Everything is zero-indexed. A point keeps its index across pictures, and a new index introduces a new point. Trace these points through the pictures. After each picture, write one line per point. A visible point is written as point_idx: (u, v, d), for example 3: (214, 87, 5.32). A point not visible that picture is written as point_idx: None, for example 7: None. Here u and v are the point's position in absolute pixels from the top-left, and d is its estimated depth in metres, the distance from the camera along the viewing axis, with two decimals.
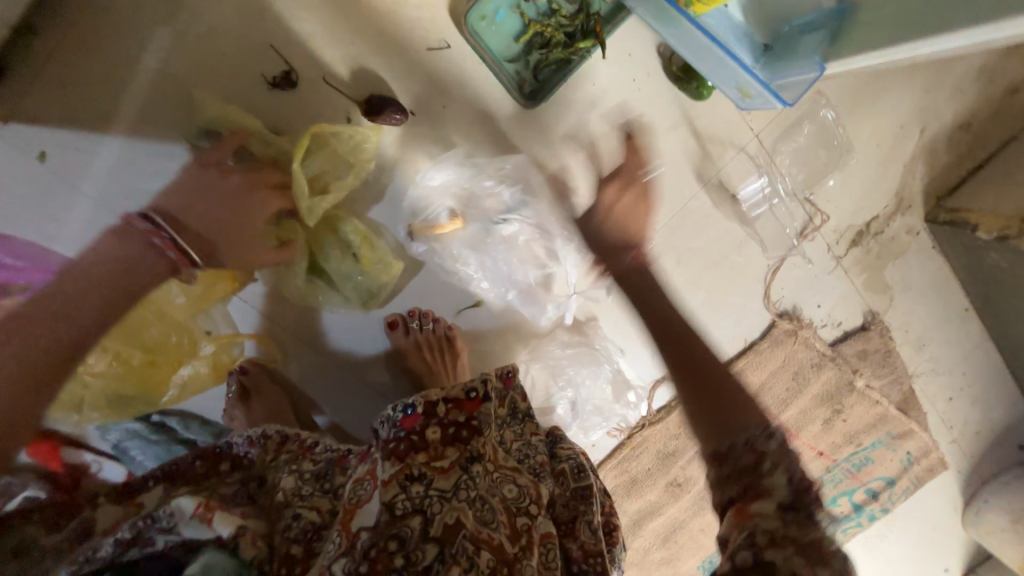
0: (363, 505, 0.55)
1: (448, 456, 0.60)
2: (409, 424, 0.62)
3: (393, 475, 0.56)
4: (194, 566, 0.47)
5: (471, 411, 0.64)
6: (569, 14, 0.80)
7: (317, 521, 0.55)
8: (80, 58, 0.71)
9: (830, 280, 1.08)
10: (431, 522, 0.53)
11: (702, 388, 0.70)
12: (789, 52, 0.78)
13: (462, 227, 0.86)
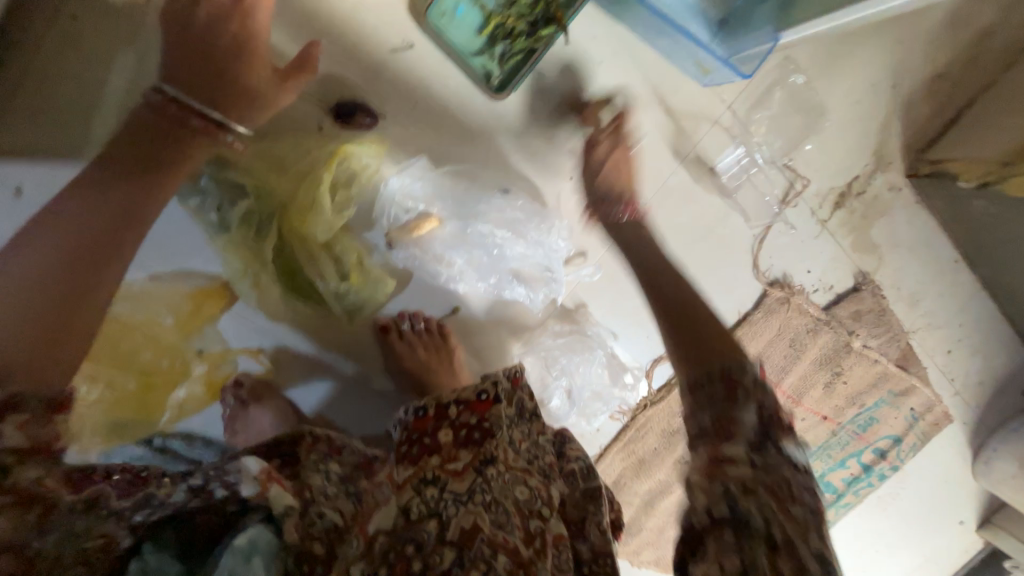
0: (380, 507, 0.57)
1: (461, 458, 0.62)
2: (421, 425, 0.66)
3: (409, 479, 0.60)
4: (242, 539, 0.49)
5: (479, 412, 0.65)
6: (529, 3, 0.80)
7: (341, 523, 0.55)
8: (47, 92, 0.71)
9: (817, 245, 1.08)
10: (447, 525, 0.56)
11: (683, 317, 0.68)
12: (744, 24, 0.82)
13: (441, 226, 0.86)
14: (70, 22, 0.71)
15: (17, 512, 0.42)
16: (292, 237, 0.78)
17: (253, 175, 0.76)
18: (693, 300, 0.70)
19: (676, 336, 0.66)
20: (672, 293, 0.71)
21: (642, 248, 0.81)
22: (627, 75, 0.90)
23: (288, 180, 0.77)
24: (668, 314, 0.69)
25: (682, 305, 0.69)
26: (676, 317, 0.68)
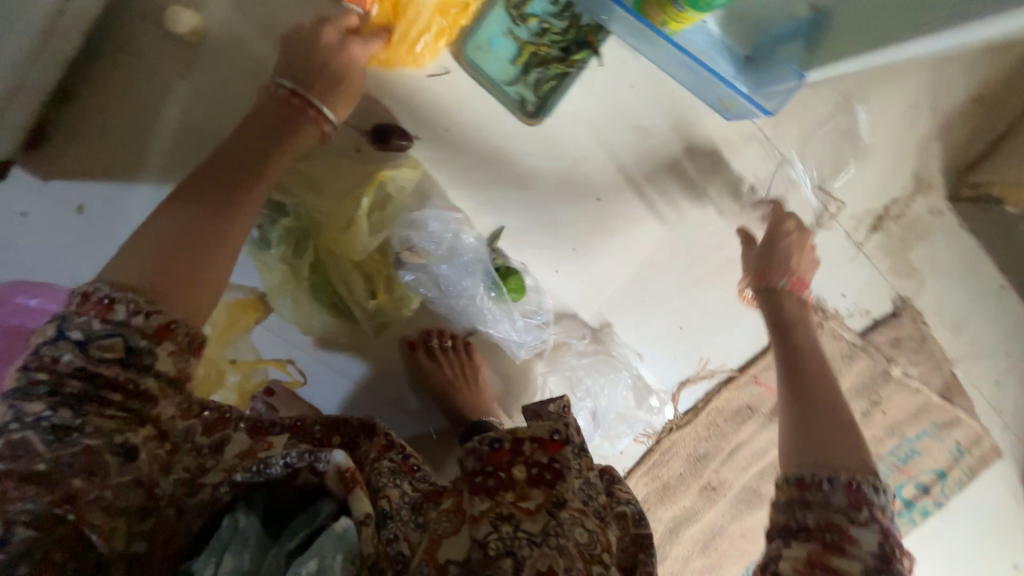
0: (453, 534, 0.51)
1: (534, 497, 0.54)
2: (496, 458, 0.55)
3: (484, 516, 0.51)
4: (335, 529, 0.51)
5: (555, 454, 0.56)
6: (560, 30, 0.84)
7: (406, 555, 0.50)
8: (111, 116, 0.77)
9: (852, 269, 1.05)
10: (523, 568, 0.48)
11: (810, 410, 0.70)
12: (768, 62, 0.85)
13: (464, 251, 0.86)
14: (133, 53, 0.76)
15: (152, 445, 0.47)
16: (326, 254, 0.81)
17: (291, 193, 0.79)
18: (836, 401, 0.71)
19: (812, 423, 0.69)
20: (810, 387, 0.73)
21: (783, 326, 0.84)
22: (658, 99, 0.91)
23: (326, 199, 0.80)
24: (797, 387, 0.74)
25: (826, 398, 0.72)
26: (812, 408, 0.71)
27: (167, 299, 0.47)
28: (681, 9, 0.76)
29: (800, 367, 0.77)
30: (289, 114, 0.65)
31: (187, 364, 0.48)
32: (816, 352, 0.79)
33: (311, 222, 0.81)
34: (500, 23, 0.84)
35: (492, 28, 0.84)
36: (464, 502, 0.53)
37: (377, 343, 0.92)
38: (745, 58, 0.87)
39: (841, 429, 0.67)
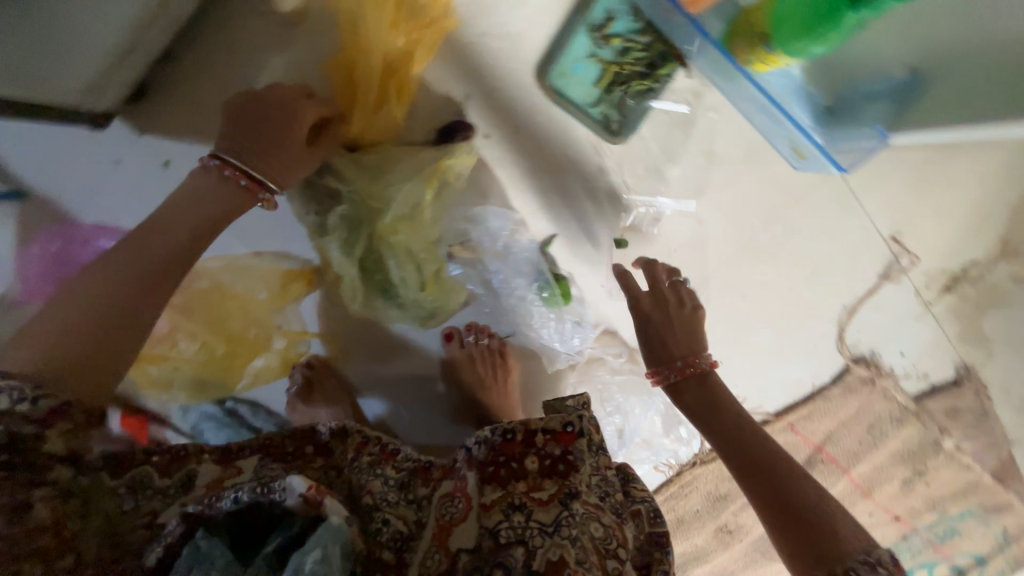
0: (462, 521, 0.55)
1: (547, 487, 0.56)
2: (509, 450, 0.58)
3: (497, 503, 0.55)
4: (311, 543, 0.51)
5: (569, 447, 0.58)
6: (644, 47, 0.81)
7: (406, 531, 0.58)
8: (209, 82, 0.81)
9: (915, 328, 0.99)
10: (534, 555, 0.51)
11: (775, 502, 0.63)
12: (851, 118, 0.80)
13: (508, 254, 0.88)
14: (236, 25, 0.80)
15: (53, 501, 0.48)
16: (377, 241, 0.80)
17: (352, 171, 0.78)
18: (826, 512, 0.62)
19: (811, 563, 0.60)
20: (791, 511, 0.62)
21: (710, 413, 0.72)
22: (737, 128, 0.89)
23: (382, 185, 0.78)
24: (759, 475, 0.66)
25: (806, 528, 0.61)
26: (807, 535, 0.61)
27: (69, 380, 0.51)
28: (771, 51, 0.73)
29: (771, 487, 0.64)
30: (219, 192, 0.63)
31: (81, 439, 0.50)
32: (773, 455, 0.67)
33: (364, 209, 0.79)
34: (582, 45, 0.82)
35: (574, 54, 0.82)
36: (466, 488, 0.57)
37: (416, 332, 0.93)
38: (825, 109, 0.82)
39: (807, 508, 0.62)
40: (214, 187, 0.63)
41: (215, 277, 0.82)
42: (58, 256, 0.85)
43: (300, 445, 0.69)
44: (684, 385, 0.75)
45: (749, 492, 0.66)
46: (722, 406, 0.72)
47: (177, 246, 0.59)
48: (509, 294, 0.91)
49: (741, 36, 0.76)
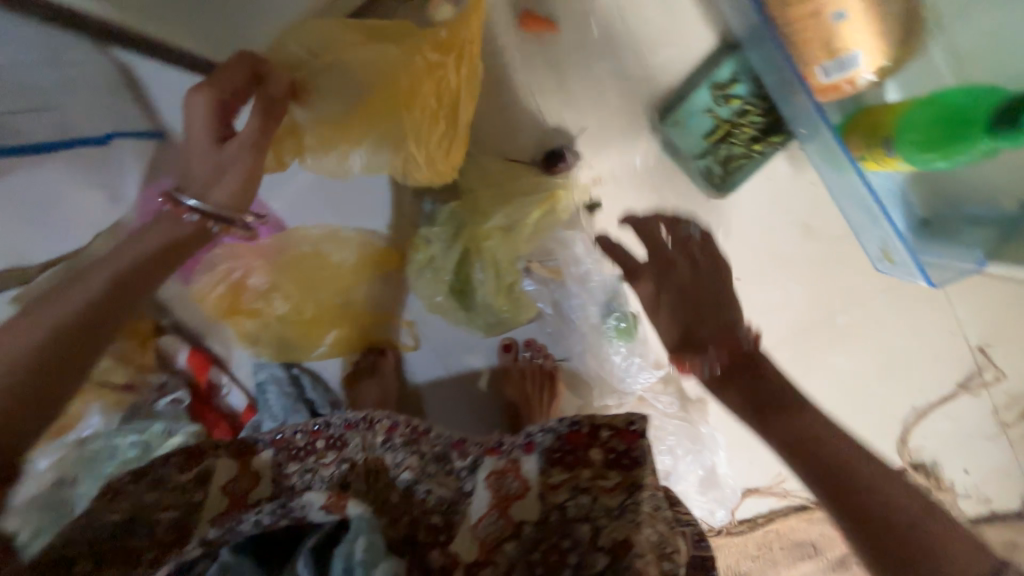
0: (521, 496, 0.55)
1: (612, 476, 0.53)
2: (574, 440, 0.56)
3: (563, 483, 0.54)
4: (363, 539, 0.50)
5: (632, 445, 0.54)
6: (762, 111, 0.83)
7: (449, 496, 0.59)
8: None
9: (986, 447, 0.94)
10: (601, 533, 0.48)
11: (857, 517, 0.49)
12: (948, 235, 0.79)
13: (587, 281, 0.89)
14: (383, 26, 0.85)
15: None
16: (469, 244, 0.87)
17: (466, 179, 0.87)
18: (916, 523, 0.48)
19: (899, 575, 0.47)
20: (869, 512, 0.49)
21: (768, 411, 0.57)
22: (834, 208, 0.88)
23: (493, 198, 0.86)
24: (835, 490, 0.51)
25: (892, 537, 0.48)
26: (895, 546, 0.47)
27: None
28: (890, 154, 0.74)
29: (830, 471, 0.51)
30: (169, 231, 0.65)
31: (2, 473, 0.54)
32: (843, 454, 0.52)
33: (466, 211, 0.87)
34: (702, 99, 0.83)
35: (693, 106, 0.84)
36: (523, 464, 0.57)
37: (476, 338, 0.96)
38: (920, 220, 0.82)
39: (903, 528, 0.48)
40: (166, 227, 0.65)
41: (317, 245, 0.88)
42: None
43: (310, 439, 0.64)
44: (731, 372, 0.60)
45: (807, 479, 0.53)
46: (773, 392, 0.58)
47: (107, 287, 0.60)
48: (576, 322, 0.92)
49: (856, 132, 0.77)
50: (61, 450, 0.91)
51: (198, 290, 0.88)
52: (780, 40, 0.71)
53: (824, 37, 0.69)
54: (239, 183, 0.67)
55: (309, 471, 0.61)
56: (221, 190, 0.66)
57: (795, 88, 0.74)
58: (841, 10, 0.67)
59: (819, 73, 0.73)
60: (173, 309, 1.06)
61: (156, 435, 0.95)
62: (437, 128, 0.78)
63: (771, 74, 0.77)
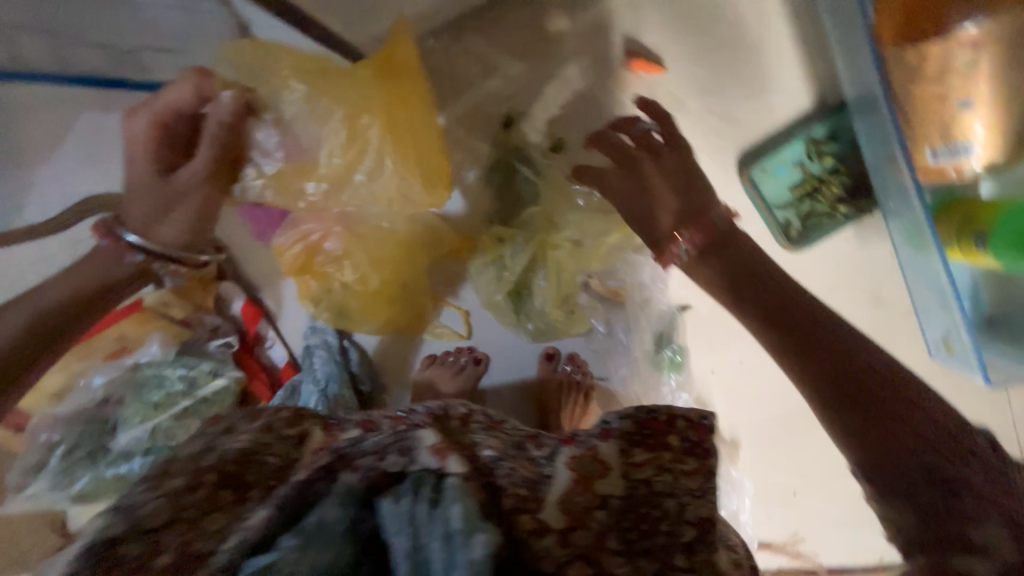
0: (603, 474, 0.44)
1: (690, 462, 0.45)
2: (654, 424, 0.46)
3: (649, 462, 0.44)
4: (457, 506, 0.43)
5: (706, 437, 0.45)
6: (852, 174, 0.83)
7: (531, 476, 0.47)
8: (454, 62, 0.89)
9: None
10: (686, 509, 0.43)
11: (810, 359, 0.49)
12: (1013, 340, 0.77)
13: (645, 309, 0.90)
14: (497, 26, 0.87)
15: None
16: (541, 250, 0.87)
17: (549, 184, 0.86)
18: (833, 344, 0.50)
19: (860, 421, 0.46)
20: (820, 349, 0.49)
21: (740, 278, 0.60)
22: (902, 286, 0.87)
23: (568, 208, 0.86)
24: (785, 325, 0.52)
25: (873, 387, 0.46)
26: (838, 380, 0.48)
27: None
28: (978, 247, 0.72)
29: (795, 328, 0.52)
30: (108, 263, 0.70)
31: None
32: (800, 296, 0.55)
33: (541, 219, 0.87)
34: (794, 151, 0.84)
35: (783, 156, 0.84)
36: (599, 447, 0.45)
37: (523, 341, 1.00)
38: (987, 318, 0.79)
39: (849, 376, 0.47)
40: (111, 259, 0.71)
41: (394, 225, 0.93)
42: None
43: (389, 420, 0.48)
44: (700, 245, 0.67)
45: (766, 341, 0.54)
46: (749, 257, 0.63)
47: (62, 298, 0.65)
48: (625, 346, 0.93)
49: (952, 216, 0.74)
50: (119, 371, 0.98)
51: (279, 246, 0.94)
52: (895, 114, 0.69)
53: (943, 125, 0.70)
54: (186, 219, 0.73)
55: (393, 452, 0.45)
56: (165, 231, 0.72)
57: (897, 161, 0.73)
58: (967, 100, 0.68)
59: (928, 154, 0.73)
60: (236, 257, 1.09)
61: (204, 373, 1.01)
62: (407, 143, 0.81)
63: (873, 145, 0.78)
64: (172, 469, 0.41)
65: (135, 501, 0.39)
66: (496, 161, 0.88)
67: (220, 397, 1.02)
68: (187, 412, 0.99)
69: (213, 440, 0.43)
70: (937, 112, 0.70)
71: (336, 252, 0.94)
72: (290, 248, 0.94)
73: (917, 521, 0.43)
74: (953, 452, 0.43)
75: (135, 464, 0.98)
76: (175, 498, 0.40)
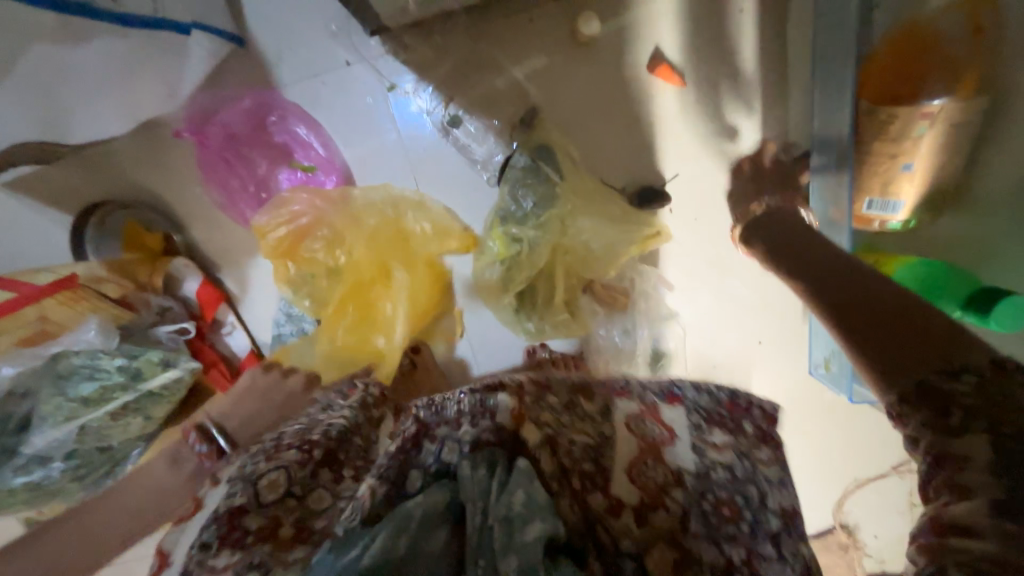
0: (671, 444, 0.56)
1: (761, 450, 0.60)
2: (731, 408, 0.63)
3: (727, 445, 0.58)
4: (521, 487, 0.50)
5: (775, 428, 0.63)
6: None
7: (593, 443, 0.55)
8: (477, 46, 0.85)
9: (901, 521, 1.01)
10: (766, 492, 0.55)
11: (830, 274, 0.56)
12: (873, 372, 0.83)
13: (639, 310, 0.94)
14: (527, 19, 0.84)
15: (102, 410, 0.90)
16: (553, 253, 0.88)
17: (564, 180, 0.85)
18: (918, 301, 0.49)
19: (884, 332, 0.48)
20: (825, 266, 0.58)
21: (785, 240, 0.67)
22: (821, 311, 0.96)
23: (575, 208, 0.86)
24: (789, 243, 0.66)
25: (887, 293, 0.50)
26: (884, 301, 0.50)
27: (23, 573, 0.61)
28: None
29: (839, 268, 0.56)
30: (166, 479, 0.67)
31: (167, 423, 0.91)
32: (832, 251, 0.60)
33: (555, 222, 0.85)
34: None
35: None
36: (668, 411, 0.60)
37: (509, 336, 1.00)
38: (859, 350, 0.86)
39: (873, 287, 0.51)
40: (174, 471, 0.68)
41: (383, 217, 0.88)
42: (253, 113, 0.88)
43: (457, 396, 0.58)
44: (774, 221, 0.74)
45: (806, 283, 0.58)
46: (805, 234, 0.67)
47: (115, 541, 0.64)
48: (622, 348, 0.95)
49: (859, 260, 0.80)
50: (38, 361, 0.76)
51: (259, 226, 0.85)
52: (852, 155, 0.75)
53: (885, 179, 0.75)
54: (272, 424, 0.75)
55: (488, 412, 0.55)
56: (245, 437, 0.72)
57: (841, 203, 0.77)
58: (911, 164, 0.72)
59: (863, 203, 0.78)
60: (191, 227, 0.95)
61: (152, 363, 0.85)
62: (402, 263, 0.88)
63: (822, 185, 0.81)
64: (284, 449, 0.56)
65: (293, 467, 0.54)
66: (518, 157, 0.84)
67: (171, 390, 0.88)
68: (128, 409, 0.83)
69: (307, 433, 0.61)
70: (885, 167, 0.74)
71: (323, 241, 0.87)
72: (272, 230, 0.86)
73: (935, 458, 0.42)
74: (949, 368, 0.43)
75: (55, 469, 0.80)
76: (315, 467, 0.56)
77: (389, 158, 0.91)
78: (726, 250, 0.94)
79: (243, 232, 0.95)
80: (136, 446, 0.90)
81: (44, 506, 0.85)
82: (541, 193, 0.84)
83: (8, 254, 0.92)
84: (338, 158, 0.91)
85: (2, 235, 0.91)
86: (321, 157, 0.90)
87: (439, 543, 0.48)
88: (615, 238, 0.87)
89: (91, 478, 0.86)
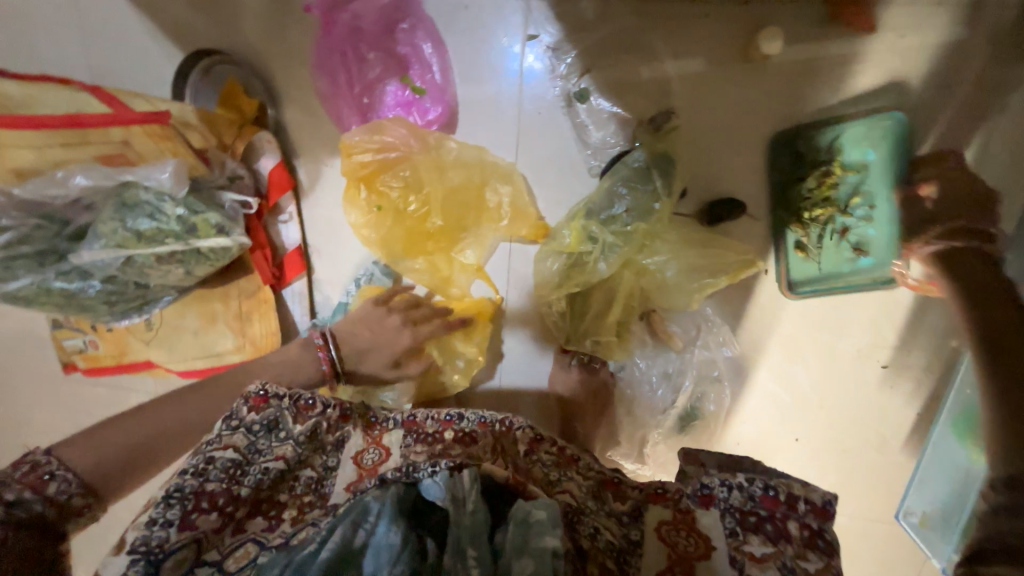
0: (706, 558, 0.53)
1: (812, 559, 0.52)
2: (770, 506, 0.55)
3: (770, 558, 0.52)
4: (519, 513, 0.53)
5: (826, 524, 0.53)
6: (836, 212, 0.79)
7: (617, 544, 0.56)
8: (639, 28, 0.77)
9: None
10: None
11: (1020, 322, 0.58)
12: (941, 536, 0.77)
13: (690, 356, 0.87)
14: (702, 14, 0.75)
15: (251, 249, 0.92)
16: (626, 268, 0.81)
17: (673, 196, 0.77)
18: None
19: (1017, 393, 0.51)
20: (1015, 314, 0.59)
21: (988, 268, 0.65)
22: (877, 428, 0.88)
23: (666, 234, 0.80)
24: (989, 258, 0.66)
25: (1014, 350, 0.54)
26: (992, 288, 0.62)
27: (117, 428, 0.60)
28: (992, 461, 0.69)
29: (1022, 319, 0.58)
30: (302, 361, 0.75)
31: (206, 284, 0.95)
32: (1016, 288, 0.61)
33: (639, 236, 0.79)
34: (874, 157, 0.76)
35: (882, 156, 0.76)
36: (702, 520, 0.55)
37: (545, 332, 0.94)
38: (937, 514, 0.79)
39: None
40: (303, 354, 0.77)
41: (470, 171, 0.83)
42: (386, 14, 0.83)
43: (441, 430, 0.66)
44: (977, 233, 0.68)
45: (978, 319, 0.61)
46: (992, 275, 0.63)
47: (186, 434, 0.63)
48: (656, 392, 0.89)
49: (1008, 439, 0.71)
50: (109, 183, 0.77)
51: (347, 142, 0.81)
52: None
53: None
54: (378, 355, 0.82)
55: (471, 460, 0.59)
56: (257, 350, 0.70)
57: None
58: None
59: None
60: (285, 107, 0.93)
61: (207, 225, 0.84)
62: (484, 222, 0.85)
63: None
64: (204, 508, 0.53)
65: (209, 536, 0.53)
66: (635, 153, 0.77)
67: (216, 255, 0.88)
68: (173, 258, 0.83)
69: (238, 474, 0.56)
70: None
71: (401, 181, 0.83)
72: (359, 150, 0.81)
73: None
74: None
75: (93, 287, 0.82)
76: (237, 523, 0.55)
77: (500, 108, 0.85)
78: (805, 332, 0.86)
79: (333, 129, 0.93)
80: (167, 294, 0.92)
81: (69, 315, 0.89)
82: (643, 202, 0.77)
83: (113, 69, 0.92)
84: (449, 92, 0.85)
85: (115, 48, 0.91)
86: (435, 83, 0.85)
87: (397, 535, 0.53)
88: (697, 276, 0.80)
89: (120, 306, 0.89)
